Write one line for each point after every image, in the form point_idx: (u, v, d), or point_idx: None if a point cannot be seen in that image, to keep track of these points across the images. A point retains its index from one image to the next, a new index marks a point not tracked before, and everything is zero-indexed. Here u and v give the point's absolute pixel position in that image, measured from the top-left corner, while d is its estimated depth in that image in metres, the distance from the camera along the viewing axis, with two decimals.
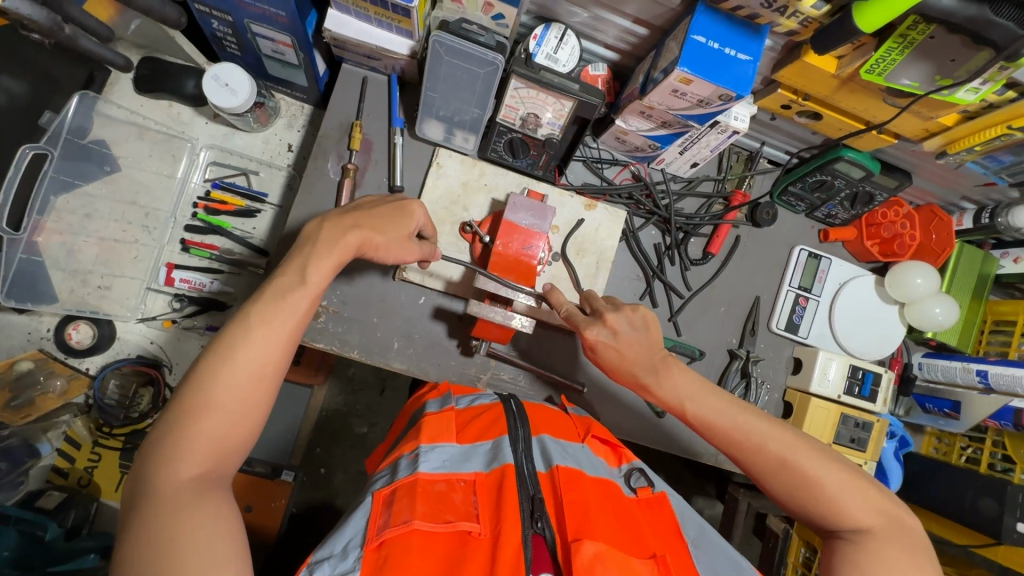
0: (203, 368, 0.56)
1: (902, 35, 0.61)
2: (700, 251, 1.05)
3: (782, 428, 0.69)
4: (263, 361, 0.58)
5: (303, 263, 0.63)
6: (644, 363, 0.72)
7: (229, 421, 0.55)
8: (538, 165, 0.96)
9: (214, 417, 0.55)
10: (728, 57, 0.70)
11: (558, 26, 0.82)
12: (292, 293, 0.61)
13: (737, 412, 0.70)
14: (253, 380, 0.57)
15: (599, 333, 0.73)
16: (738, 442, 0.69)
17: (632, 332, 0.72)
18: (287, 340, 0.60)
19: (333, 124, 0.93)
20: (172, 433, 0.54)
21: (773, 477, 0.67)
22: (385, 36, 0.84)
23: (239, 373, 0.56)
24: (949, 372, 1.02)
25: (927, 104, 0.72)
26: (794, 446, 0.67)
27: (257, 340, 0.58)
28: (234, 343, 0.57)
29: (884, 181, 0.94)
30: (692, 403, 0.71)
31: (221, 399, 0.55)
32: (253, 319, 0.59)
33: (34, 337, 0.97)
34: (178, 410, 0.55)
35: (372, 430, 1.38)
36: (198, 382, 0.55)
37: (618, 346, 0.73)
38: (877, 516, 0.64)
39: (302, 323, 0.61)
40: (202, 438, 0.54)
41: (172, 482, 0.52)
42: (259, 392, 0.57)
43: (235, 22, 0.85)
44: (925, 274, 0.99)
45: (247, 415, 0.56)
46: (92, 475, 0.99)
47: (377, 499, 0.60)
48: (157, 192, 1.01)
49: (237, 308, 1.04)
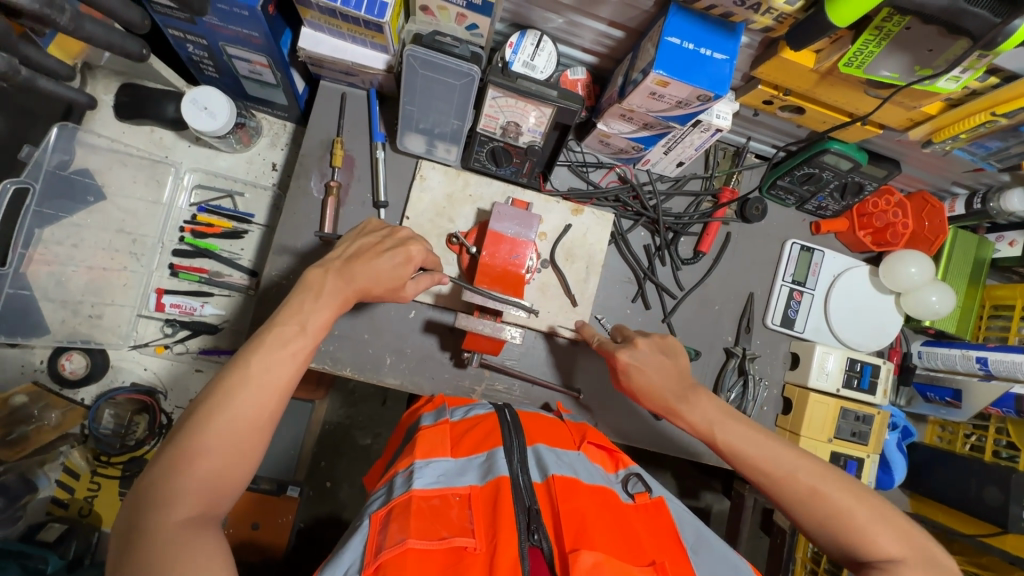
0: (200, 410, 0.56)
1: (878, 27, 0.60)
2: (690, 250, 1.04)
3: (806, 456, 0.69)
4: (260, 408, 0.58)
5: (301, 318, 0.64)
6: (676, 389, 0.74)
7: (224, 464, 0.55)
8: (521, 172, 0.95)
9: (209, 459, 0.54)
10: (704, 56, 0.69)
11: (533, 32, 0.81)
12: (292, 341, 0.62)
13: (763, 439, 0.70)
14: (249, 426, 0.57)
15: (628, 358, 0.77)
16: (766, 471, 0.68)
17: (661, 357, 0.77)
18: (281, 388, 0.60)
19: (314, 143, 0.93)
20: (166, 471, 0.53)
21: (802, 508, 0.66)
22: (360, 51, 0.84)
23: (236, 416, 0.56)
24: (948, 360, 1.01)
25: (908, 94, 0.71)
26: (821, 475, 0.67)
27: (252, 386, 0.58)
28: (234, 378, 0.58)
29: (872, 171, 0.93)
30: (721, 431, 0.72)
31: (217, 442, 0.55)
32: (251, 364, 0.59)
33: (28, 369, 0.97)
34: (174, 448, 0.54)
35: (375, 441, 1.37)
36: (196, 425, 0.55)
37: (647, 372, 0.76)
38: (907, 547, 0.62)
39: (292, 338, 0.62)
40: (197, 478, 0.53)
41: (165, 523, 0.51)
42: (255, 437, 0.57)
43: (210, 46, 0.85)
44: (919, 264, 0.97)
45: (242, 458, 0.56)
46: (93, 504, 0.99)
47: (374, 521, 0.59)
48: (144, 219, 1.01)
49: (229, 330, 1.04)
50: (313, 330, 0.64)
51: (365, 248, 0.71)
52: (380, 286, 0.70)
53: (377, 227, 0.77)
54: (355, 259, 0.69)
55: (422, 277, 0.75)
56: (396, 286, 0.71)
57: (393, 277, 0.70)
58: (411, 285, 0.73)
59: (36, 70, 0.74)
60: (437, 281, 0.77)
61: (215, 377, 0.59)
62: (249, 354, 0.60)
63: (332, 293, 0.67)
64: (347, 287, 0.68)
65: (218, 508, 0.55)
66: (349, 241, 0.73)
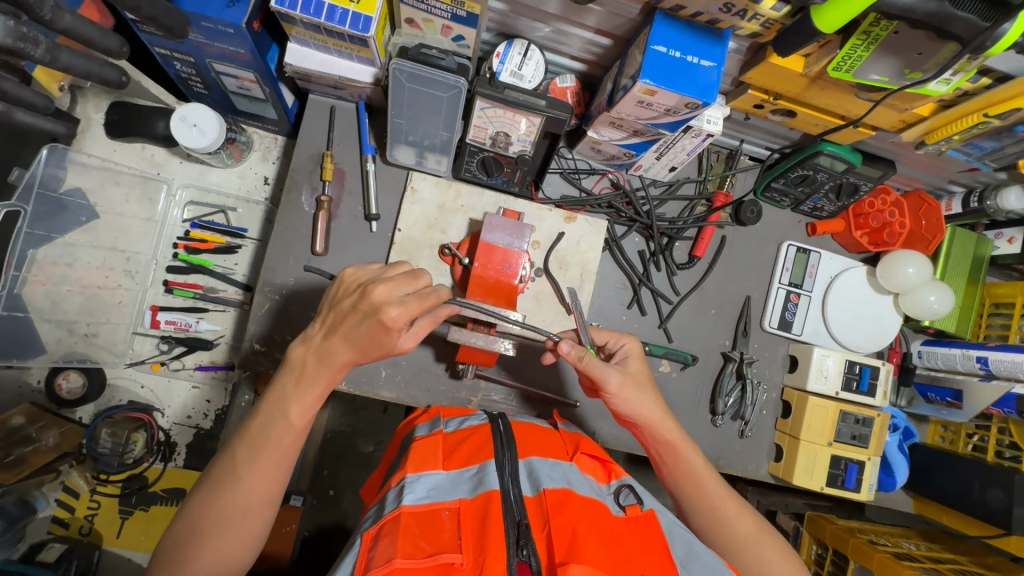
0: (206, 495, 0.62)
1: (866, 32, 0.59)
2: (685, 255, 1.03)
3: (757, 522, 0.73)
4: (258, 492, 0.63)
5: (316, 354, 0.65)
6: (656, 417, 0.77)
7: (227, 544, 0.61)
8: (513, 181, 0.94)
9: (212, 540, 0.60)
10: (691, 64, 0.68)
11: (520, 41, 0.80)
12: (282, 420, 0.64)
13: (728, 499, 0.74)
14: (247, 509, 0.62)
15: (619, 379, 0.75)
16: (711, 513, 0.73)
17: (641, 386, 0.77)
18: (276, 471, 0.64)
19: (304, 157, 0.93)
20: (179, 550, 0.60)
21: (736, 556, 0.71)
22: (347, 65, 0.84)
23: (234, 501, 0.62)
24: (948, 360, 1.00)
25: (900, 97, 0.70)
26: (765, 544, 0.71)
27: (248, 472, 0.62)
28: (247, 448, 0.63)
29: (867, 171, 0.92)
30: (681, 453, 0.76)
31: (218, 525, 0.61)
32: (246, 452, 0.63)
33: (26, 389, 0.98)
34: (186, 528, 0.61)
35: (377, 449, 1.37)
36: (203, 509, 0.61)
37: (630, 398, 0.76)
38: None
39: (312, 378, 0.65)
40: (204, 557, 0.60)
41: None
42: (255, 517, 0.63)
43: (197, 63, 0.84)
44: (917, 264, 0.96)
45: (245, 536, 0.62)
46: (93, 523, 0.99)
47: (364, 539, 0.60)
48: (137, 236, 1.01)
49: (225, 345, 1.04)
50: (297, 415, 0.64)
51: (345, 315, 0.64)
52: (367, 355, 0.65)
53: (352, 281, 0.68)
54: (332, 334, 0.65)
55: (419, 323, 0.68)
56: (387, 347, 0.65)
57: (373, 343, 0.64)
58: (405, 337, 0.67)
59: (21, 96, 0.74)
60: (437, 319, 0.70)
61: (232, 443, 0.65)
62: (245, 440, 0.64)
63: (314, 375, 0.65)
64: (326, 365, 0.65)
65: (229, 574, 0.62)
66: (327, 308, 0.68)
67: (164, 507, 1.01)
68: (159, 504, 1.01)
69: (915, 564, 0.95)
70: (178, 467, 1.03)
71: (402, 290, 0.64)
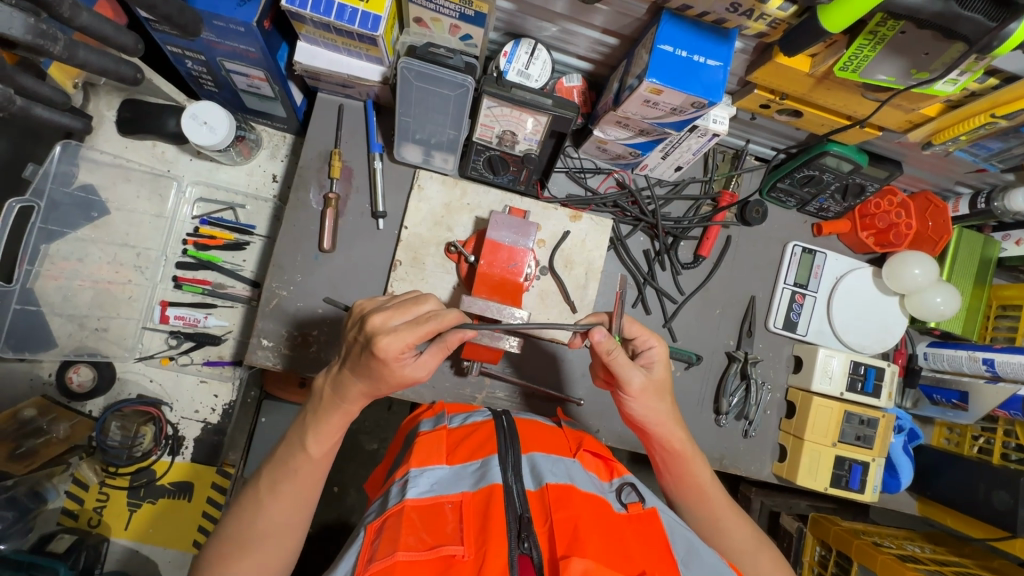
0: (243, 517, 0.64)
1: (872, 32, 0.59)
2: (690, 254, 1.03)
3: (755, 534, 0.75)
4: (294, 512, 0.65)
5: (334, 386, 0.66)
6: (668, 421, 0.76)
7: (264, 563, 0.63)
8: (519, 180, 0.95)
9: (250, 560, 0.62)
10: (697, 64, 0.69)
11: (527, 40, 0.81)
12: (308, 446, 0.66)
13: (730, 511, 0.75)
14: (283, 529, 0.64)
15: (642, 381, 0.73)
16: (713, 519, 0.75)
17: (660, 386, 0.76)
18: (311, 493, 0.66)
19: (312, 155, 0.94)
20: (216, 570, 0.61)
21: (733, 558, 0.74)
22: (355, 63, 0.84)
23: (272, 522, 0.63)
24: (954, 361, 0.99)
25: (907, 97, 0.70)
26: (760, 555, 0.74)
27: (286, 492, 0.64)
28: (278, 472, 0.65)
29: (874, 172, 0.92)
30: (686, 461, 0.76)
31: (255, 544, 0.63)
32: (283, 474, 0.65)
33: (37, 383, 0.99)
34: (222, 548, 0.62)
35: (382, 446, 1.38)
36: (241, 529, 0.63)
37: (648, 399, 0.75)
38: None
39: (330, 412, 0.66)
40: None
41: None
42: (290, 536, 0.65)
43: (208, 61, 0.85)
44: (924, 265, 0.95)
45: (280, 555, 0.64)
46: (102, 515, 1.00)
47: (368, 531, 0.62)
48: (148, 233, 1.03)
49: (233, 341, 1.05)
50: (320, 445, 0.66)
51: (353, 348, 0.65)
52: (381, 388, 0.64)
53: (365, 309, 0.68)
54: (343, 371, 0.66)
55: (426, 352, 0.65)
56: (396, 379, 0.63)
57: (380, 374, 0.62)
58: (412, 365, 0.63)
59: (32, 98, 0.75)
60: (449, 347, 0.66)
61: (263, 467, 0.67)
62: (279, 463, 0.66)
63: (330, 405, 0.66)
64: (340, 398, 0.65)
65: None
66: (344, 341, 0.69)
67: (171, 500, 1.03)
68: (167, 497, 1.02)
69: (918, 566, 0.95)
70: (186, 461, 1.04)
71: (399, 319, 0.63)
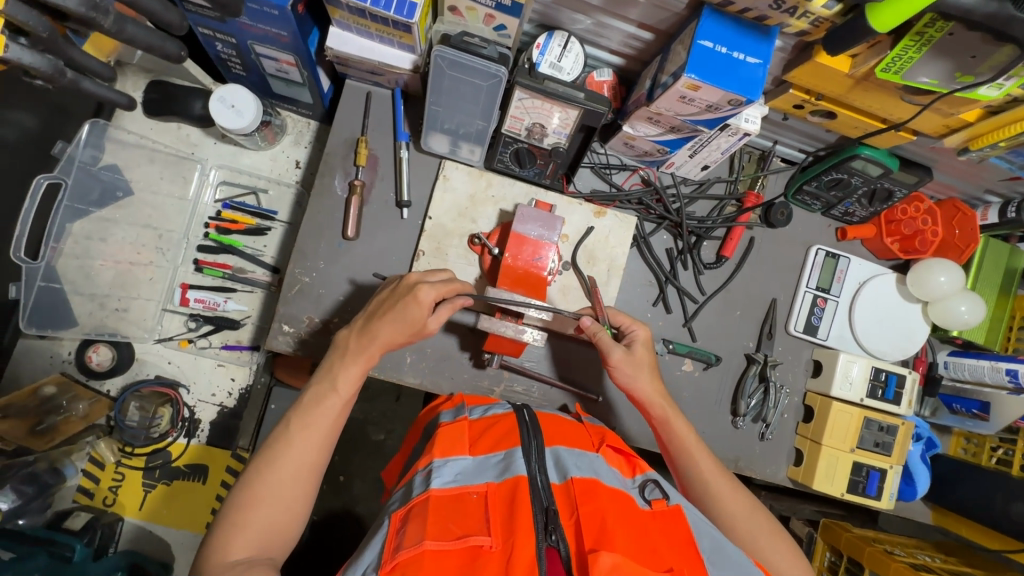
0: (254, 466, 0.64)
1: (919, 33, 0.59)
2: (713, 255, 1.02)
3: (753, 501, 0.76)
4: (309, 461, 0.65)
5: (361, 333, 0.71)
6: (656, 396, 0.81)
7: (273, 513, 0.61)
8: (545, 174, 0.94)
9: (260, 507, 0.61)
10: (737, 60, 0.68)
11: (561, 33, 0.80)
12: (328, 396, 0.68)
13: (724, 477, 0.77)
14: (293, 478, 0.63)
15: (622, 353, 0.80)
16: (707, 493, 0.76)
17: (642, 363, 0.81)
18: (323, 442, 0.66)
19: (338, 142, 0.93)
20: (227, 519, 0.61)
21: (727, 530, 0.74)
22: (387, 51, 0.84)
23: (282, 469, 0.63)
24: (976, 371, 0.99)
25: (948, 101, 0.70)
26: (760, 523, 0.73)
27: (300, 440, 0.65)
28: (295, 424, 0.67)
29: (903, 177, 0.91)
30: (673, 426, 0.80)
31: (266, 492, 0.62)
32: (294, 422, 0.67)
33: (56, 360, 0.99)
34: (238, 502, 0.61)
35: (388, 437, 1.36)
36: (250, 478, 0.63)
37: (632, 374, 0.81)
38: None
39: (355, 358, 0.70)
40: (250, 525, 0.60)
41: (221, 564, 0.58)
42: (299, 486, 0.64)
43: (239, 44, 0.85)
44: (949, 272, 0.95)
45: (290, 507, 0.62)
46: (117, 495, 1.01)
47: (393, 520, 0.62)
48: (170, 215, 1.03)
49: (251, 326, 1.05)
50: (343, 389, 0.69)
51: (381, 302, 0.73)
52: (401, 335, 0.71)
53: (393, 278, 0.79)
54: (372, 316, 0.72)
55: (444, 309, 0.73)
56: (418, 328, 0.71)
57: (408, 321, 0.70)
58: (433, 319, 0.72)
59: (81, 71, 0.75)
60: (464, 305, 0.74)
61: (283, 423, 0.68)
62: (294, 413, 0.68)
63: (355, 352, 0.71)
64: (366, 342, 0.71)
65: (273, 551, 0.61)
66: (371, 298, 0.76)
67: (186, 483, 1.03)
68: (181, 480, 1.03)
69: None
70: (201, 444, 1.04)
71: (433, 279, 0.75)
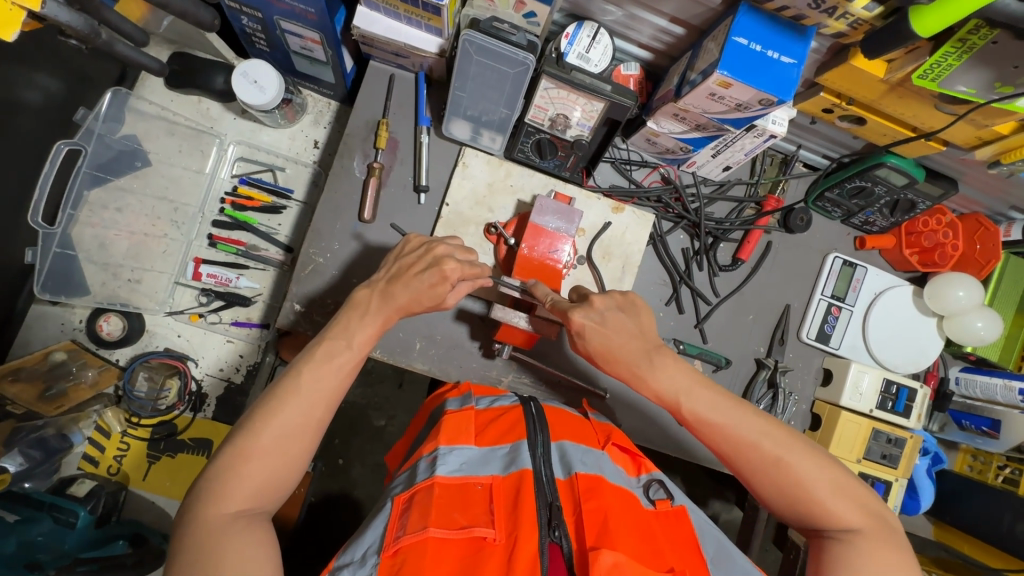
0: (257, 417, 0.61)
1: (961, 39, 0.58)
2: (729, 257, 1.02)
3: (775, 425, 0.67)
4: (308, 419, 0.62)
5: (384, 294, 0.71)
6: (637, 349, 0.71)
7: (275, 466, 0.59)
8: (565, 166, 0.94)
9: (262, 460, 0.58)
10: (771, 59, 0.67)
11: (590, 23, 0.79)
12: (341, 352, 0.66)
13: (732, 407, 0.68)
14: (297, 432, 0.61)
15: (584, 314, 0.72)
16: (730, 438, 0.67)
17: (619, 315, 0.73)
18: (330, 398, 0.64)
19: (359, 123, 0.93)
20: (225, 468, 0.57)
21: (763, 476, 0.65)
22: (413, 33, 0.83)
23: (286, 422, 0.61)
24: (988, 390, 0.97)
25: (984, 112, 0.69)
26: (788, 446, 0.65)
27: (305, 393, 0.62)
28: (301, 373, 0.64)
29: (928, 189, 0.90)
30: (645, 380, 0.70)
31: (269, 445, 0.59)
32: (302, 374, 0.64)
33: (67, 328, 1.00)
34: (238, 449, 0.58)
35: (389, 423, 1.36)
36: (252, 429, 0.59)
37: (605, 330, 0.72)
38: (866, 517, 0.62)
39: (373, 328, 0.69)
40: (251, 477, 0.57)
41: (218, 515, 0.55)
42: (303, 442, 0.61)
43: (265, 19, 0.84)
44: (968, 287, 0.94)
45: (290, 462, 0.60)
46: (121, 464, 1.01)
47: (396, 503, 0.61)
48: (187, 188, 1.03)
49: (262, 304, 1.05)
50: (358, 346, 0.68)
51: (403, 269, 0.73)
52: (421, 303, 0.71)
53: (415, 243, 0.77)
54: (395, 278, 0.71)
55: (460, 284, 0.74)
56: (436, 301, 0.72)
57: (430, 290, 0.70)
58: (451, 294, 0.73)
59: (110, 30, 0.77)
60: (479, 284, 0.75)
61: (286, 373, 0.65)
62: (301, 365, 0.65)
63: (375, 307, 0.70)
64: (388, 305, 0.70)
65: (267, 504, 0.59)
66: (393, 260, 0.75)
67: (191, 455, 1.03)
68: (187, 452, 1.03)
69: None
70: (207, 418, 1.05)
71: (460, 256, 0.74)
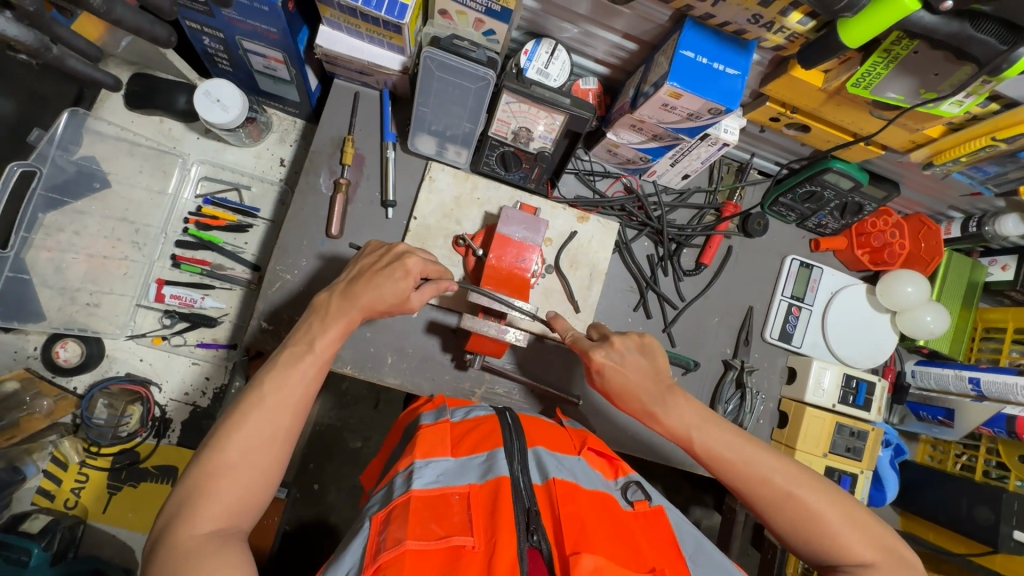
0: (221, 431, 0.59)
1: (886, 50, 0.63)
2: (692, 261, 1.05)
3: (786, 461, 0.69)
4: (274, 429, 0.61)
5: (348, 306, 0.70)
6: (652, 390, 0.72)
7: (245, 480, 0.58)
8: (530, 178, 0.96)
9: (231, 475, 0.57)
10: (717, 71, 0.71)
11: (548, 41, 0.82)
12: (303, 362, 0.65)
13: (743, 444, 0.70)
14: (265, 444, 0.60)
15: (604, 354, 0.74)
16: (743, 475, 0.68)
17: (638, 357, 0.74)
18: (296, 407, 0.63)
19: (325, 140, 0.93)
20: (193, 490, 0.56)
21: (777, 511, 0.66)
22: (377, 51, 0.85)
23: (252, 434, 0.59)
24: (941, 380, 1.03)
25: (913, 116, 0.74)
26: (800, 481, 0.67)
27: (269, 403, 0.61)
28: (265, 383, 0.63)
29: (873, 192, 0.95)
30: (658, 420, 0.72)
31: (236, 459, 0.58)
32: (266, 382, 0.63)
33: (21, 355, 0.96)
34: (204, 470, 0.57)
35: (365, 444, 1.33)
36: (215, 445, 0.58)
37: (625, 370, 0.73)
38: (877, 551, 0.64)
39: (334, 341, 0.68)
40: (220, 496, 0.56)
41: (188, 538, 0.53)
42: (272, 453, 0.60)
43: (227, 39, 0.85)
44: (916, 283, 0.99)
45: (262, 476, 0.59)
46: (80, 496, 0.97)
47: (374, 522, 0.60)
48: (148, 209, 1.01)
49: (228, 323, 1.04)
50: (320, 350, 0.67)
51: (365, 270, 0.73)
52: (385, 305, 0.71)
53: (378, 246, 0.78)
54: (358, 282, 0.71)
55: (426, 284, 0.74)
56: (400, 303, 0.72)
57: (395, 292, 0.70)
58: (416, 294, 0.73)
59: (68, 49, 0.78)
60: (444, 289, 0.75)
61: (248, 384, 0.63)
62: (261, 378, 0.63)
63: (338, 315, 0.70)
64: (353, 317, 0.70)
65: (241, 522, 0.58)
66: (354, 262, 0.76)
67: (155, 484, 1.00)
68: (150, 481, 1.00)
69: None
70: (171, 445, 1.02)
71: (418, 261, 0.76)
